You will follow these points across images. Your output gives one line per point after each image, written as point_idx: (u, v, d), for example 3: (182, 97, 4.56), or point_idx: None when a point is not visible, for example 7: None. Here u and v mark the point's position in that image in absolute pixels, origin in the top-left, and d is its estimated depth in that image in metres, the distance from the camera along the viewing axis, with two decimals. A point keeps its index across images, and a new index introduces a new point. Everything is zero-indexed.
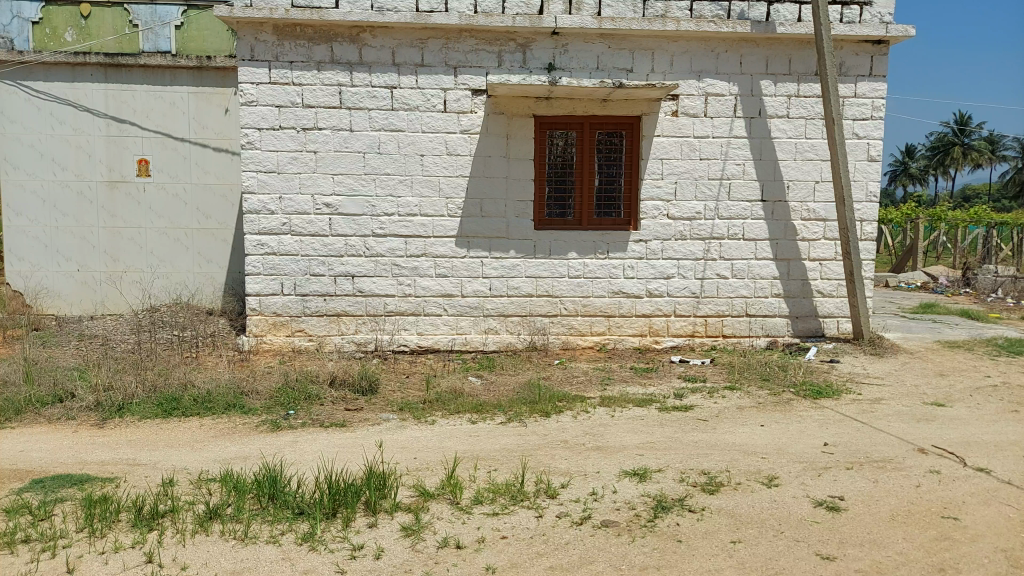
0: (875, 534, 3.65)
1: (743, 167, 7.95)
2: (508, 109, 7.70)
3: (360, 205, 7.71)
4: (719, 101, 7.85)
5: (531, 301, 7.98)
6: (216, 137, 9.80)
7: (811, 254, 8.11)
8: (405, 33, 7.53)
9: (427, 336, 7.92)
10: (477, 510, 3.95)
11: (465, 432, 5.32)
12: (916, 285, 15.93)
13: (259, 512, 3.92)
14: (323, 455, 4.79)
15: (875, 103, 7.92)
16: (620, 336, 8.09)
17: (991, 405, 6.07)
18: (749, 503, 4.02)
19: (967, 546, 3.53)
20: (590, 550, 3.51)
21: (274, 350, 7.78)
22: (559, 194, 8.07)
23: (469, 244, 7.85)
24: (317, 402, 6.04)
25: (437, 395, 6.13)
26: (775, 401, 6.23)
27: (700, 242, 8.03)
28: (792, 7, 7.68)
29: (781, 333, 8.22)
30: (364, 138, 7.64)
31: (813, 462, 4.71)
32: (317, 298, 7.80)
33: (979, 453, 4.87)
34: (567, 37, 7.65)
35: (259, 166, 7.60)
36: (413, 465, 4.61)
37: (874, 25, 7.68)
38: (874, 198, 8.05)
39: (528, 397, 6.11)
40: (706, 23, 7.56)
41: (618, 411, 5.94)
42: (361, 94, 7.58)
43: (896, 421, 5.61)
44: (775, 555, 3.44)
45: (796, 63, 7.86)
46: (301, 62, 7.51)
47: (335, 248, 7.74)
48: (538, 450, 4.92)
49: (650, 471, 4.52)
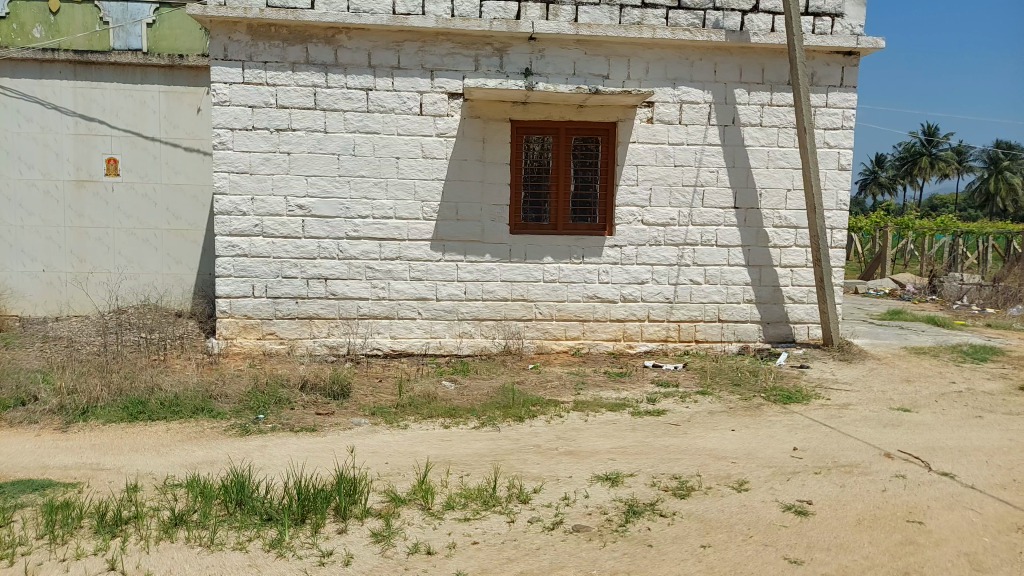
0: (842, 539, 3.70)
1: (716, 174, 8.04)
2: (484, 113, 7.70)
3: (334, 207, 7.65)
4: (693, 109, 7.93)
5: (506, 305, 7.97)
6: (187, 137, 9.65)
7: (782, 261, 8.22)
8: (381, 36, 7.50)
9: (401, 339, 7.87)
10: (448, 515, 3.92)
11: (438, 437, 5.29)
12: (884, 292, 16.22)
13: (225, 518, 3.86)
14: (292, 460, 4.73)
15: (845, 113, 8.06)
16: (594, 341, 8.12)
17: (955, 411, 6.19)
18: (719, 508, 4.05)
19: (931, 550, 3.58)
20: (561, 554, 3.51)
21: (244, 353, 7.67)
22: (535, 199, 8.09)
23: (444, 247, 7.82)
24: (287, 406, 5.97)
25: (410, 400, 6.09)
26: (745, 406, 6.30)
27: (673, 248, 8.09)
28: (766, 18, 7.82)
29: (752, 339, 8.32)
30: (338, 140, 7.58)
31: (782, 467, 4.76)
32: (289, 300, 7.71)
33: (945, 458, 4.96)
34: (543, 43, 7.68)
35: (231, 167, 7.51)
36: (385, 470, 4.57)
37: (846, 36, 7.81)
38: (844, 206, 8.19)
39: (502, 402, 6.11)
40: (681, 32, 7.64)
41: (591, 415, 5.96)
42: (336, 96, 7.53)
43: (863, 426, 5.71)
44: (743, 559, 3.47)
45: (769, 73, 7.97)
46: (275, 62, 7.44)
47: (307, 250, 7.66)
48: (510, 455, 4.91)
49: (622, 476, 4.54)
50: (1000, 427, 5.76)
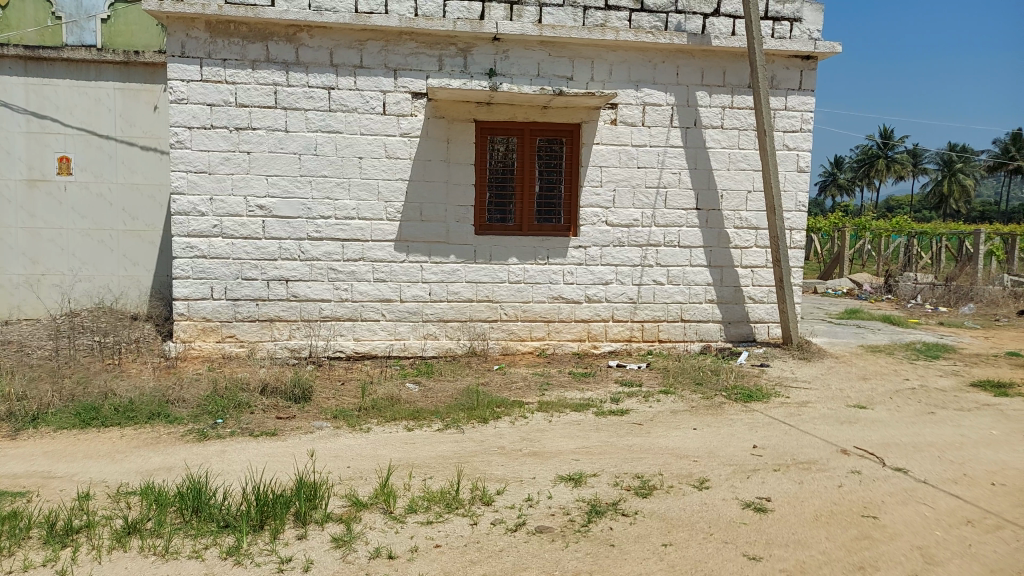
0: (800, 534, 3.76)
1: (678, 176, 8.13)
2: (448, 113, 7.66)
3: (295, 207, 7.54)
4: (656, 111, 8.00)
5: (471, 306, 7.95)
6: (143, 135, 9.42)
7: (743, 261, 8.35)
8: (344, 35, 7.41)
9: (364, 342, 7.79)
10: (410, 518, 3.89)
11: (401, 440, 5.24)
12: (842, 292, 16.58)
13: (182, 526, 3.77)
14: (250, 465, 4.65)
15: (804, 116, 8.22)
16: (559, 341, 8.14)
17: (909, 408, 6.35)
18: (680, 507, 4.10)
19: (885, 545, 3.66)
20: (524, 556, 3.50)
21: (202, 356, 7.51)
22: (499, 199, 8.09)
23: (408, 248, 7.77)
24: (247, 410, 5.86)
25: (373, 403, 6.02)
26: (707, 405, 6.38)
27: (637, 249, 8.16)
28: (727, 21, 7.92)
29: (714, 338, 8.44)
30: (300, 140, 7.48)
31: (742, 464, 4.83)
32: (249, 302, 7.58)
33: (899, 454, 5.08)
34: (507, 43, 7.68)
35: (189, 167, 7.35)
36: (346, 474, 4.52)
37: (803, 41, 7.96)
38: (803, 207, 8.36)
39: (466, 404, 6.08)
40: (644, 34, 7.70)
41: (555, 416, 5.98)
42: (297, 95, 7.42)
43: (821, 423, 5.82)
44: (704, 557, 3.51)
45: (729, 76, 8.08)
46: (235, 60, 7.30)
47: (268, 251, 7.54)
48: (473, 457, 4.89)
49: (585, 476, 4.56)
50: (952, 422, 5.93)
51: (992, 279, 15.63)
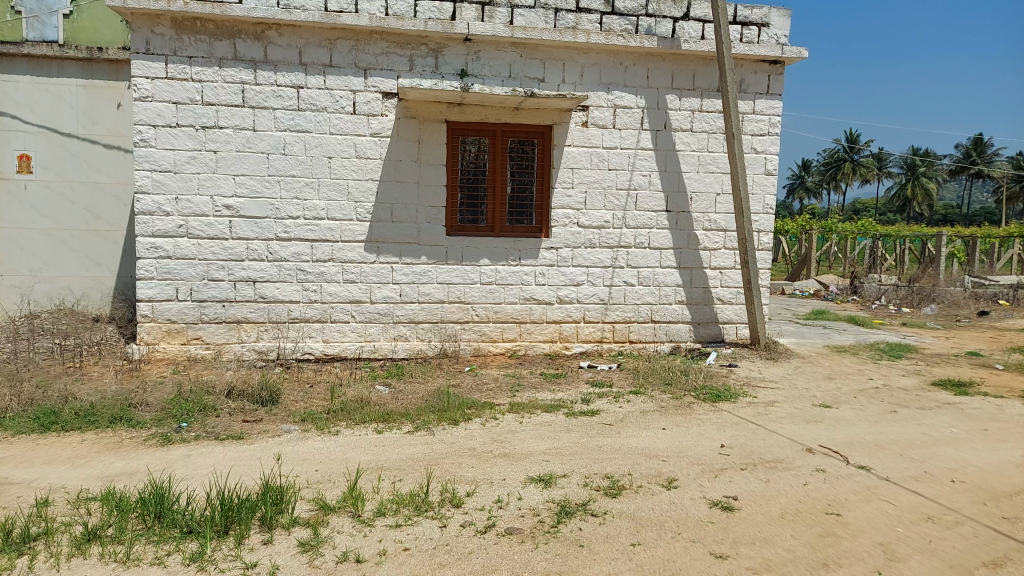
0: (765, 532, 3.81)
1: (649, 178, 8.19)
2: (419, 113, 7.63)
3: (263, 208, 7.44)
4: (627, 113, 8.06)
5: (442, 308, 7.92)
6: (107, 134, 9.23)
7: (711, 263, 8.44)
8: (313, 33, 7.33)
9: (333, 344, 7.72)
10: (379, 522, 3.85)
11: (371, 442, 5.19)
12: (809, 293, 16.87)
13: (144, 532, 3.69)
14: (215, 469, 4.57)
15: (771, 120, 8.34)
16: (531, 343, 8.16)
17: (873, 407, 6.48)
18: (650, 506, 4.12)
19: (848, 542, 3.72)
20: (493, 558, 3.49)
21: (167, 358, 7.37)
22: (471, 200, 8.07)
23: (378, 249, 7.71)
24: (213, 413, 5.76)
25: (342, 405, 5.96)
26: (676, 405, 6.44)
27: (608, 250, 8.20)
28: (696, 25, 8.00)
29: (683, 339, 8.52)
30: (268, 139, 7.38)
31: (711, 464, 4.88)
32: (215, 304, 7.46)
33: (863, 452, 5.17)
34: (479, 44, 7.67)
35: (154, 165, 7.21)
36: (315, 477, 4.47)
37: (771, 45, 8.08)
38: (771, 210, 8.48)
39: (437, 405, 6.05)
40: (615, 37, 7.74)
41: (526, 417, 5.98)
42: (266, 93, 7.33)
43: (788, 422, 5.90)
44: (672, 556, 3.53)
45: (699, 79, 8.17)
46: (201, 57, 7.19)
47: (235, 251, 7.43)
48: (444, 459, 4.87)
49: (555, 477, 4.57)
50: (914, 421, 6.06)
51: (954, 280, 16.01)
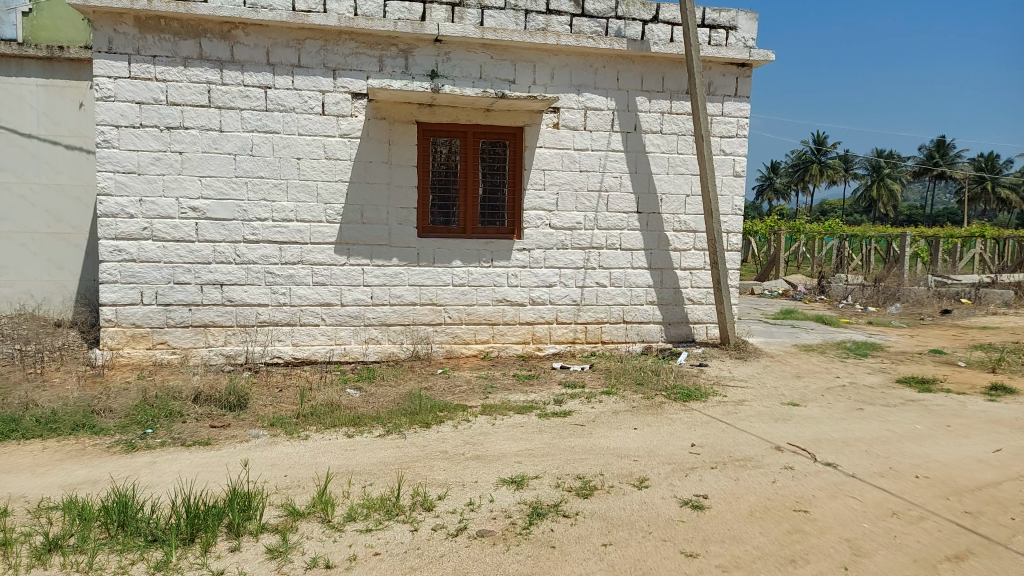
0: (735, 530, 3.85)
1: (620, 180, 8.24)
2: (389, 114, 7.58)
3: (230, 209, 7.33)
4: (598, 115, 8.10)
5: (414, 309, 7.88)
6: (69, 134, 9.01)
7: (682, 263, 8.52)
8: (281, 33, 7.25)
9: (303, 347, 7.63)
10: (349, 527, 3.81)
11: (341, 446, 5.14)
12: (778, 292, 17.13)
13: (107, 542, 3.61)
14: (180, 476, 4.48)
15: (739, 122, 8.44)
16: (503, 344, 8.15)
17: (840, 404, 6.58)
18: (621, 506, 4.14)
19: (815, 538, 3.78)
20: (465, 561, 3.48)
21: (132, 364, 7.22)
22: (442, 202, 8.05)
23: (349, 251, 7.64)
24: (179, 419, 5.66)
25: (312, 409, 5.89)
26: (648, 405, 6.48)
27: (580, 251, 8.23)
28: (665, 28, 8.07)
29: (655, 339, 8.59)
30: (235, 140, 7.28)
31: (681, 463, 4.91)
32: (181, 308, 7.33)
33: (830, 449, 5.26)
34: (449, 45, 7.64)
35: (117, 167, 7.07)
36: (284, 483, 4.41)
37: (739, 49, 8.18)
38: (740, 211, 8.59)
39: (409, 408, 6.00)
40: (585, 39, 7.78)
41: (499, 419, 5.97)
42: (232, 94, 7.22)
43: (757, 421, 5.97)
44: (642, 556, 3.54)
45: (668, 81, 8.25)
46: (166, 57, 7.06)
47: (202, 254, 7.31)
48: (415, 462, 4.84)
49: (527, 478, 4.56)
50: (879, 418, 6.17)
51: (918, 279, 16.36)
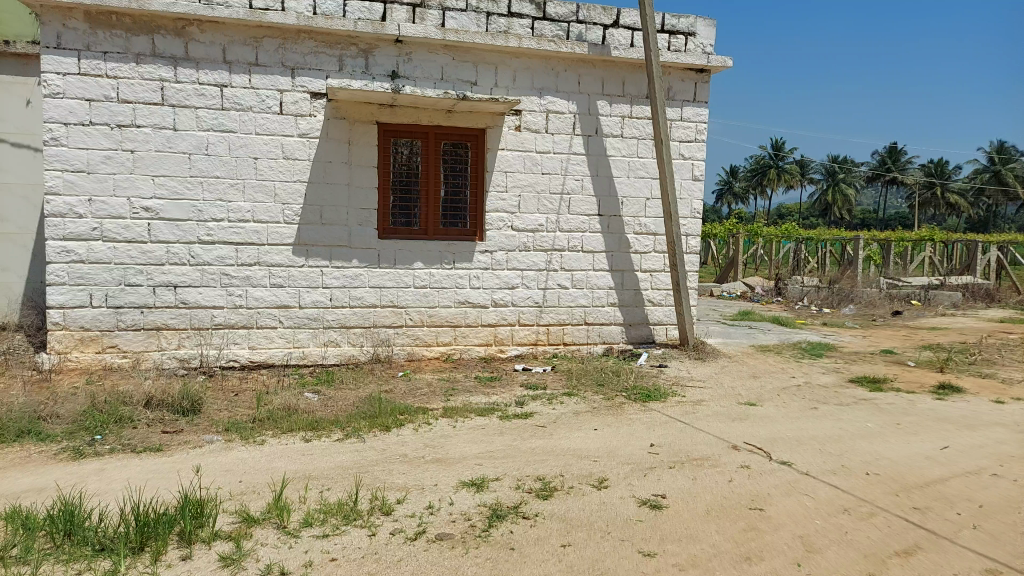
0: (691, 529, 3.89)
1: (582, 183, 8.29)
2: (349, 114, 7.50)
3: (184, 210, 7.17)
4: (559, 118, 8.14)
5: (375, 312, 7.80)
6: (15, 131, 8.70)
7: (642, 265, 8.61)
8: (237, 30, 7.12)
9: (260, 350, 7.49)
10: (306, 532, 3.75)
11: (299, 451, 5.07)
12: (737, 294, 17.45)
13: (52, 552, 3.49)
14: (128, 483, 4.36)
15: (698, 127, 8.56)
16: (465, 346, 8.13)
17: (795, 404, 6.73)
18: (580, 507, 4.15)
19: (769, 535, 3.84)
20: (423, 564, 3.45)
21: (81, 368, 7.00)
22: (403, 203, 8.00)
23: (307, 252, 7.54)
24: (130, 425, 5.51)
25: (269, 413, 5.80)
26: (608, 405, 6.53)
27: (542, 253, 8.26)
28: (626, 33, 8.15)
29: (616, 340, 8.66)
30: (190, 138, 7.12)
31: (640, 463, 4.96)
32: (133, 310, 7.14)
33: (784, 448, 5.36)
34: (410, 46, 7.60)
35: (65, 165, 6.85)
36: (238, 488, 4.33)
37: (698, 54, 8.30)
38: (699, 214, 8.72)
39: (369, 412, 5.93)
40: (546, 43, 7.81)
41: (460, 421, 5.94)
42: (187, 91, 7.07)
43: (714, 420, 6.06)
44: (601, 556, 3.56)
45: (628, 86, 8.33)
46: (117, 53, 6.88)
47: (155, 255, 7.14)
48: (375, 466, 4.79)
49: (487, 481, 4.55)
50: (833, 417, 6.32)
51: (870, 281, 16.80)
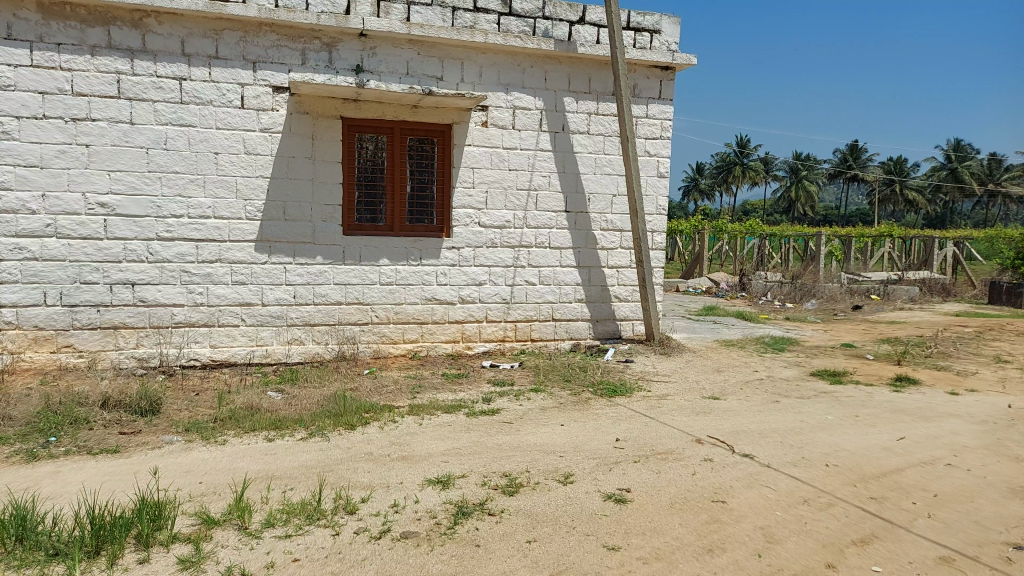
0: (656, 522, 3.93)
1: (549, 179, 8.31)
2: (313, 109, 7.40)
3: (142, 206, 7.01)
4: (526, 114, 8.14)
5: (340, 309, 7.72)
6: None
7: (609, 262, 8.66)
8: (197, 23, 6.98)
9: (222, 349, 7.36)
10: (268, 533, 3.70)
11: (261, 450, 5.00)
12: (702, 290, 17.66)
13: (2, 557, 3.38)
14: (83, 486, 4.25)
15: (663, 124, 8.63)
16: (433, 343, 8.10)
17: (757, 397, 6.84)
18: (545, 503, 4.17)
19: (732, 527, 3.90)
20: (388, 563, 3.43)
21: (34, 368, 6.80)
22: (369, 199, 7.92)
23: (270, 249, 7.43)
24: (86, 426, 5.37)
25: (231, 413, 5.71)
26: (574, 401, 6.56)
27: (509, 250, 8.26)
28: (592, 30, 8.19)
29: (583, 336, 8.70)
30: (148, 133, 6.96)
31: (605, 457, 5.00)
32: (89, 309, 6.96)
33: (747, 441, 5.45)
34: (375, 40, 7.53)
35: (17, 159, 6.65)
36: (198, 490, 4.25)
37: (663, 51, 8.38)
38: (664, 211, 8.80)
39: (333, 410, 5.86)
40: (512, 39, 7.80)
41: (426, 418, 5.92)
42: (145, 84, 6.90)
43: (679, 414, 6.13)
44: (565, 551, 3.58)
45: (594, 82, 8.37)
46: (71, 44, 6.69)
47: (112, 252, 6.97)
48: (339, 464, 4.74)
49: (453, 478, 4.54)
50: (794, 410, 6.44)
51: (832, 276, 17.14)
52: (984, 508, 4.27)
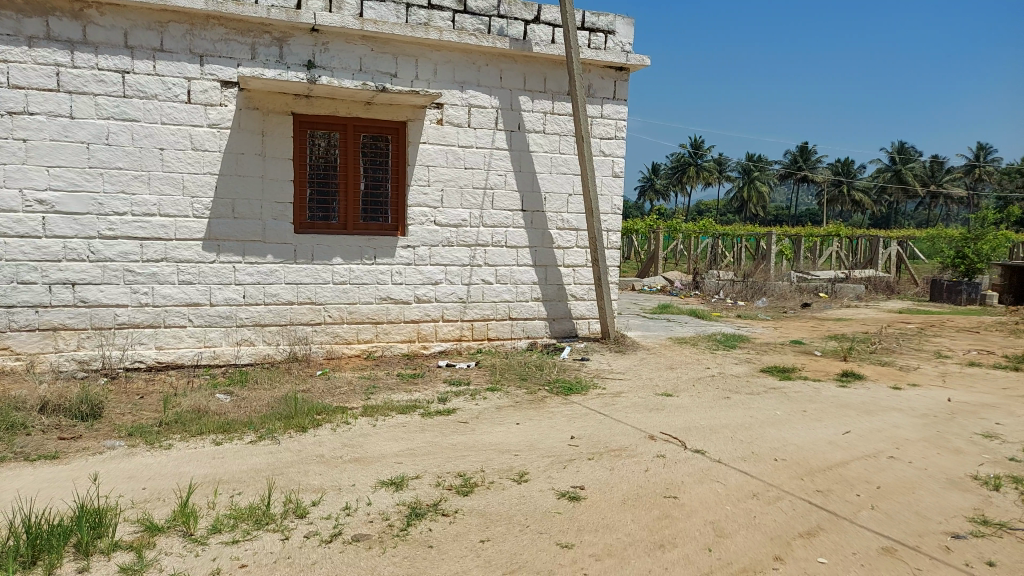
0: (609, 519, 3.96)
1: (504, 178, 8.31)
2: (263, 104, 7.25)
3: (83, 203, 6.76)
4: (481, 113, 8.12)
5: (292, 309, 7.59)
6: None
7: (565, 261, 8.71)
8: (141, 15, 6.77)
9: (168, 350, 7.16)
10: (214, 539, 3.61)
11: (209, 454, 4.88)
12: (657, 288, 17.90)
13: None
14: (19, 494, 4.08)
15: (618, 124, 8.71)
16: (388, 343, 8.02)
17: (708, 394, 6.95)
18: (499, 502, 4.16)
19: (683, 522, 3.96)
20: (338, 566, 3.38)
21: None
22: (321, 197, 7.80)
23: (219, 247, 7.26)
24: (22, 432, 5.16)
25: (177, 416, 5.56)
26: (530, 400, 6.57)
27: (465, 249, 8.23)
28: (547, 29, 8.21)
29: (539, 334, 8.73)
30: (89, 127, 6.72)
31: (559, 455, 5.02)
32: (27, 310, 6.69)
33: (698, 436, 5.54)
34: (327, 36, 7.41)
35: None
36: (141, 496, 4.12)
37: (617, 52, 8.45)
38: (619, 210, 8.89)
39: (284, 412, 5.76)
40: (467, 36, 7.77)
41: (380, 419, 5.86)
42: (85, 77, 6.66)
43: (633, 412, 6.19)
44: (518, 550, 3.58)
45: (550, 82, 8.40)
46: (7, 35, 6.42)
47: (51, 251, 6.71)
48: (289, 467, 4.66)
49: (406, 479, 4.49)
50: (744, 406, 6.56)
51: (783, 275, 17.57)
52: (925, 499, 4.42)
